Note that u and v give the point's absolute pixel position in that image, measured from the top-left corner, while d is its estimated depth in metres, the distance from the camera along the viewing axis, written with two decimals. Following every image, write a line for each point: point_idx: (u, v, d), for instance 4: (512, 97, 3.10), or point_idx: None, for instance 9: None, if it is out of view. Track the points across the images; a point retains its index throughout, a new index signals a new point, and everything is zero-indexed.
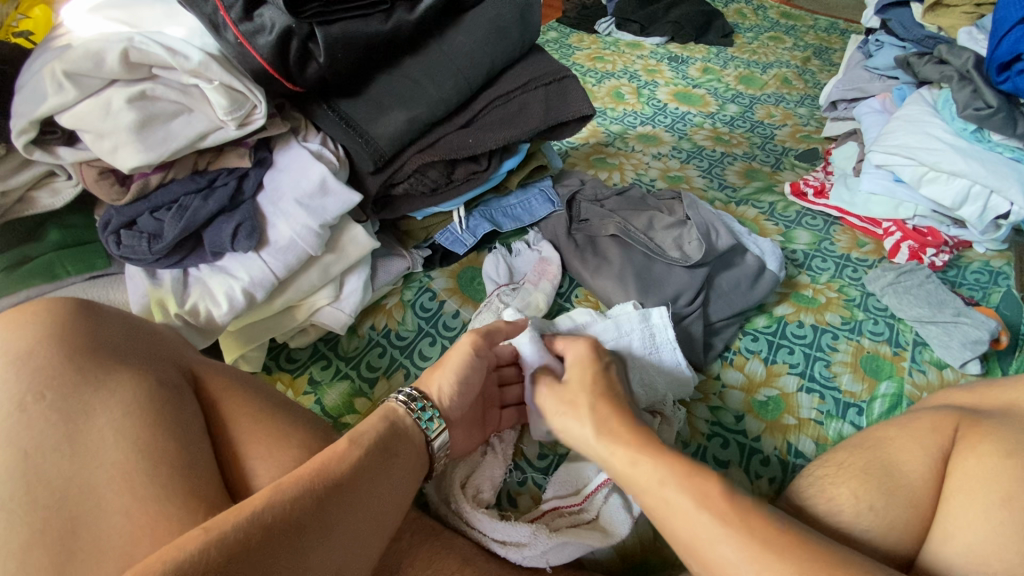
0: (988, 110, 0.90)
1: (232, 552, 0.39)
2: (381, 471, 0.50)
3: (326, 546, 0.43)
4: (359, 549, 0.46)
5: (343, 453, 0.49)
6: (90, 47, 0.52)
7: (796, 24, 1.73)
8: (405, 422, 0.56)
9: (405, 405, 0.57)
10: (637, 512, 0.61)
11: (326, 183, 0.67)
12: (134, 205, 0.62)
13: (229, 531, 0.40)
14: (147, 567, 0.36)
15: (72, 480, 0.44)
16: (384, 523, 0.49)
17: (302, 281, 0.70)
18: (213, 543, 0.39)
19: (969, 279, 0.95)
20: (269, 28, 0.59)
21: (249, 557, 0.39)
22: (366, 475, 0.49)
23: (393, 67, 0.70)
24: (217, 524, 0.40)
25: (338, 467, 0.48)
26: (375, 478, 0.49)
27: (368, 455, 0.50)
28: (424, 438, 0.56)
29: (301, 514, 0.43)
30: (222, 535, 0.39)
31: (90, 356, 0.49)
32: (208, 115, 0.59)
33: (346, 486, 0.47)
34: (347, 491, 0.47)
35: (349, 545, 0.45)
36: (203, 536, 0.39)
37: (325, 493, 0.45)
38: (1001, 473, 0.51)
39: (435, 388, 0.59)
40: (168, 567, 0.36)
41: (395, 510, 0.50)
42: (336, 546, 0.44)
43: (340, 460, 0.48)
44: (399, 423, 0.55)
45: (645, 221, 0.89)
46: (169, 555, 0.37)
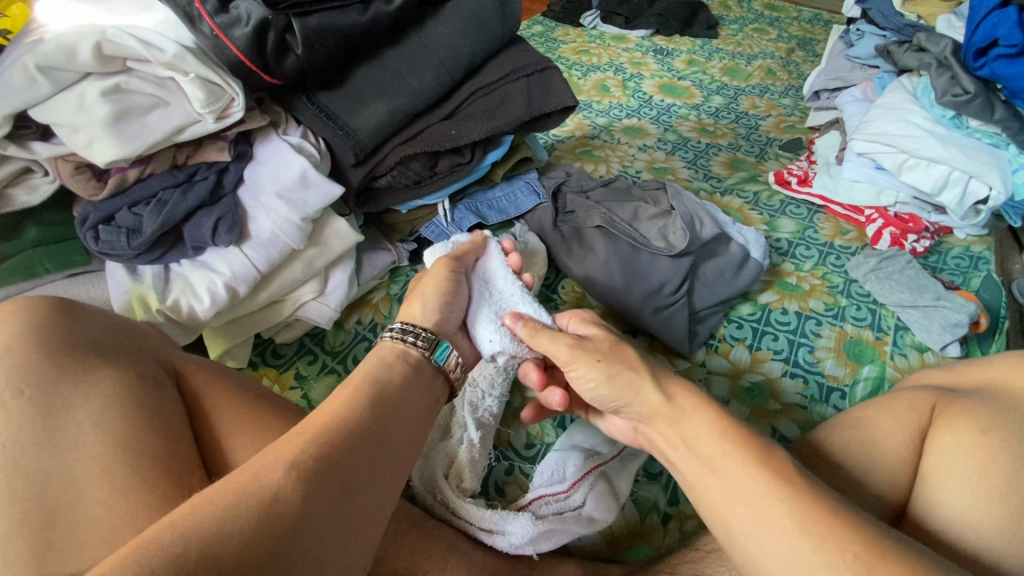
0: (966, 95, 0.91)
1: (242, 509, 0.36)
2: (385, 411, 0.47)
3: (344, 481, 0.41)
4: (379, 479, 0.44)
5: (339, 397, 0.47)
6: (62, 39, 0.52)
7: (780, 16, 1.74)
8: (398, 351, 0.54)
9: (394, 336, 0.55)
10: (622, 496, 0.63)
11: (307, 176, 0.66)
12: (112, 200, 0.61)
13: (235, 493, 0.37)
14: (153, 536, 0.34)
15: (51, 472, 0.43)
16: (400, 453, 0.46)
17: (286, 274, 0.70)
18: (210, 515, 0.35)
19: (949, 264, 0.97)
20: (245, 20, 0.58)
21: (261, 509, 0.36)
22: (368, 415, 0.46)
23: (372, 59, 0.70)
24: (212, 496, 0.37)
25: (338, 410, 0.45)
26: (382, 414, 0.47)
27: (365, 390, 0.48)
28: (422, 356, 0.54)
29: (299, 458, 0.40)
30: (222, 498, 0.37)
31: (70, 353, 0.49)
32: (185, 108, 0.59)
33: (353, 424, 0.44)
34: (354, 429, 0.44)
35: (367, 484, 0.42)
36: (207, 498, 0.37)
37: (327, 438, 0.42)
38: (977, 449, 0.51)
39: (416, 317, 0.59)
40: (172, 537, 0.34)
41: (409, 441, 0.48)
42: (355, 478, 0.42)
43: (336, 404, 0.46)
44: (388, 353, 0.53)
45: (630, 211, 0.90)
46: (166, 533, 0.34)
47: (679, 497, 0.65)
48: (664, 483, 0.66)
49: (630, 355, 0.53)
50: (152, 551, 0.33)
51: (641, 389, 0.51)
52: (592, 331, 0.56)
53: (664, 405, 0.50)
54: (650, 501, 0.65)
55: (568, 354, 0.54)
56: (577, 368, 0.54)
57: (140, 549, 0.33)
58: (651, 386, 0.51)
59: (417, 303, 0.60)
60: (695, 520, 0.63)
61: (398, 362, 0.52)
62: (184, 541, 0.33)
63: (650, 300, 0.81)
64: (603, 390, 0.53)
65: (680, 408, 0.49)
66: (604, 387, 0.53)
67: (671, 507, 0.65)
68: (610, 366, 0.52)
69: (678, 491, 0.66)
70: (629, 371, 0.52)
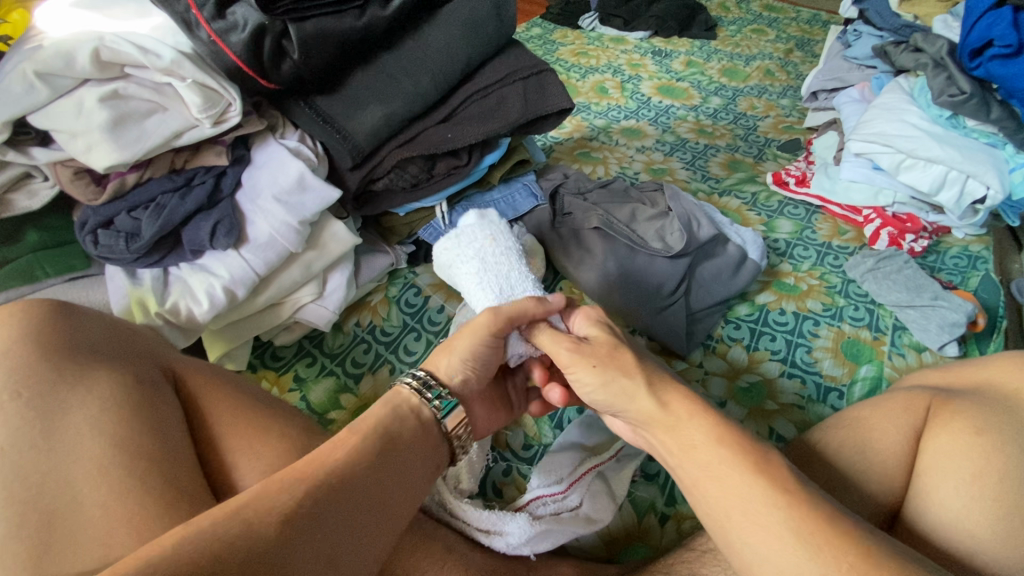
0: (962, 95, 0.91)
1: (220, 551, 0.36)
2: (387, 473, 0.47)
3: (325, 538, 0.41)
4: (363, 541, 0.43)
5: (340, 443, 0.47)
6: (61, 46, 0.53)
7: (779, 17, 1.75)
8: (412, 405, 0.53)
9: (412, 387, 0.55)
10: (620, 496, 0.63)
11: (304, 179, 0.67)
12: (111, 205, 0.62)
13: (216, 530, 0.37)
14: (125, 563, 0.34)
15: (48, 475, 0.44)
16: (388, 515, 0.46)
17: (284, 277, 0.70)
18: (197, 549, 0.36)
19: (948, 264, 0.97)
20: (242, 26, 0.59)
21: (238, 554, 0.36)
22: (365, 475, 0.46)
23: (369, 63, 0.70)
24: (203, 530, 0.37)
25: (337, 460, 0.46)
26: (378, 473, 0.47)
27: (368, 439, 0.48)
28: (433, 417, 0.54)
29: (295, 513, 0.41)
30: (204, 532, 0.37)
31: (67, 356, 0.49)
32: (183, 113, 0.59)
33: (346, 478, 0.44)
34: (345, 485, 0.44)
35: (353, 552, 0.42)
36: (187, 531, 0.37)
37: (326, 493, 0.43)
38: (971, 450, 0.51)
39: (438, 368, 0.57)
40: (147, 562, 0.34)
41: (401, 504, 0.48)
42: (336, 534, 0.42)
43: (336, 450, 0.46)
44: (403, 406, 0.53)
45: (627, 213, 0.90)
46: (149, 560, 0.34)
47: (677, 498, 0.65)
48: (661, 484, 0.66)
49: (626, 360, 0.52)
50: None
51: (636, 396, 0.50)
52: (594, 332, 0.56)
53: (658, 412, 0.49)
54: (648, 502, 0.65)
55: (568, 357, 0.54)
56: (576, 372, 0.54)
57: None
58: (645, 393, 0.50)
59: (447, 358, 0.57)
60: (692, 520, 0.63)
61: (410, 417, 0.52)
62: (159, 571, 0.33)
63: (647, 302, 0.82)
64: (599, 394, 0.53)
65: (676, 416, 0.48)
66: (599, 391, 0.53)
67: (669, 508, 0.65)
68: (604, 372, 0.52)
69: (675, 493, 0.66)
70: (623, 377, 0.52)
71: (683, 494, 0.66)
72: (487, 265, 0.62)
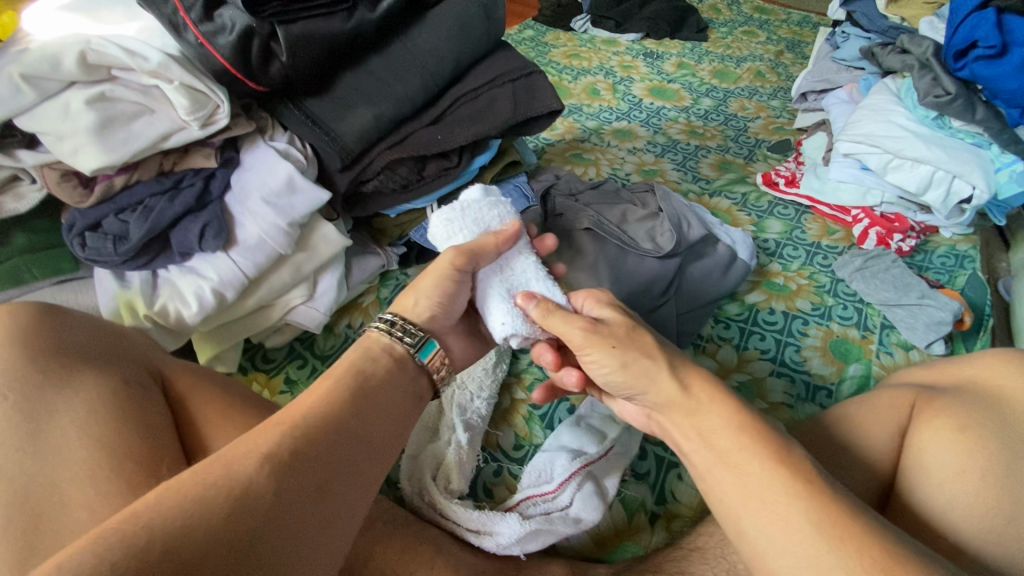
0: (947, 96, 0.92)
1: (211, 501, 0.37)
2: (366, 409, 0.48)
3: (316, 478, 0.41)
4: (354, 483, 0.44)
5: (318, 390, 0.48)
6: (48, 49, 0.53)
7: (769, 19, 1.76)
8: (383, 341, 0.54)
9: (380, 328, 0.56)
10: (610, 496, 0.63)
11: (293, 181, 0.67)
12: (99, 207, 0.62)
13: (205, 484, 0.38)
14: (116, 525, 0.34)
15: (35, 478, 0.44)
16: (376, 457, 0.47)
17: (274, 279, 0.70)
18: (179, 504, 0.36)
19: (935, 263, 0.98)
20: (229, 28, 0.59)
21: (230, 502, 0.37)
22: (349, 416, 0.46)
23: (359, 65, 0.71)
24: (183, 485, 0.37)
25: (316, 405, 0.46)
26: (363, 415, 0.47)
27: (348, 385, 0.49)
28: (406, 351, 0.55)
29: (275, 453, 0.41)
30: (191, 486, 0.37)
31: (53, 358, 0.49)
32: (171, 115, 0.59)
33: (330, 420, 0.45)
34: (330, 428, 0.45)
35: (344, 483, 0.43)
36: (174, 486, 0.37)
37: (304, 434, 0.43)
38: (955, 447, 0.52)
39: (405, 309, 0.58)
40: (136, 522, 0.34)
41: (387, 447, 0.49)
42: (327, 474, 0.42)
43: (315, 397, 0.47)
44: (374, 347, 0.54)
45: (618, 214, 0.90)
46: (131, 519, 0.34)
47: (666, 497, 0.66)
48: (651, 483, 0.67)
49: (647, 342, 0.52)
50: (111, 537, 0.33)
51: (657, 377, 0.50)
52: (608, 314, 0.55)
53: (680, 395, 0.49)
54: (638, 501, 0.66)
55: (581, 338, 0.52)
56: (591, 353, 0.52)
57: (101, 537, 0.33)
58: (667, 375, 0.50)
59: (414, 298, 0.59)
60: (681, 519, 0.64)
61: (381, 354, 0.53)
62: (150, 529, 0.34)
63: (637, 302, 0.82)
64: (617, 376, 0.52)
65: (697, 400, 0.48)
66: (619, 373, 0.52)
67: (658, 507, 0.65)
68: (625, 352, 0.51)
69: (665, 492, 0.66)
70: (644, 358, 0.51)
71: (672, 493, 0.66)
72: (492, 248, 0.61)
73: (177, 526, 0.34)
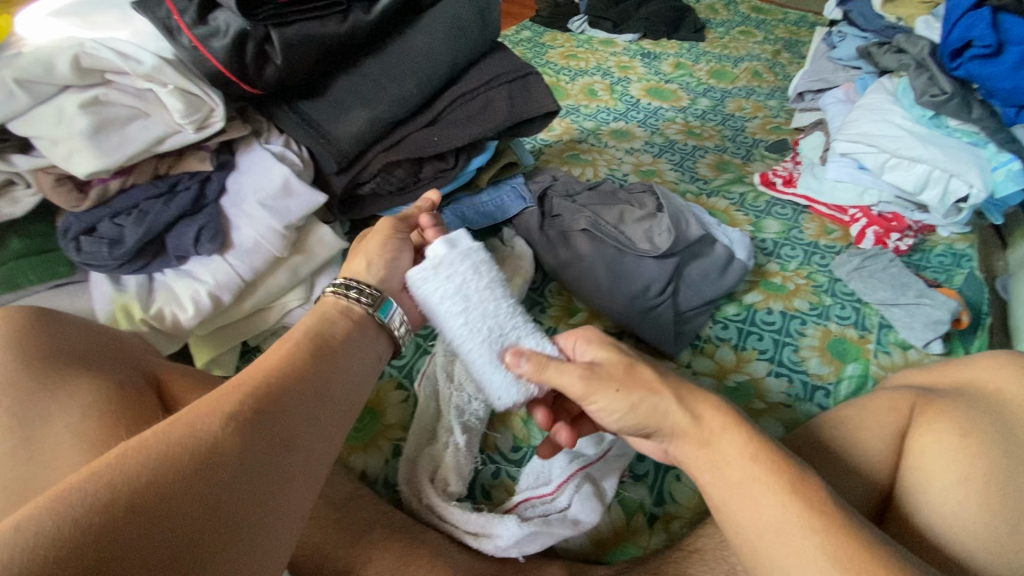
0: (943, 96, 0.92)
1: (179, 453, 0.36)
2: (327, 367, 0.49)
3: (284, 426, 0.42)
4: (320, 434, 0.45)
5: (278, 352, 0.48)
6: (41, 53, 0.52)
7: (766, 19, 1.76)
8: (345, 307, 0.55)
9: (336, 292, 0.57)
10: (608, 498, 0.63)
11: (289, 184, 0.67)
12: (94, 211, 0.61)
13: (170, 437, 0.37)
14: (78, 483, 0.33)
15: (30, 484, 0.44)
16: (339, 411, 0.48)
17: (270, 282, 0.70)
18: (143, 459, 0.35)
19: (933, 263, 0.98)
20: (224, 31, 0.59)
21: (199, 453, 0.37)
22: (311, 372, 0.47)
23: (353, 68, 0.70)
24: (145, 442, 0.37)
25: (278, 364, 0.46)
26: (324, 374, 0.48)
27: (308, 346, 0.49)
28: (365, 311, 0.56)
29: (237, 410, 0.41)
30: (154, 441, 0.37)
31: (50, 363, 0.49)
32: (165, 119, 0.59)
33: (291, 375, 0.46)
34: (291, 385, 0.45)
35: (310, 433, 0.44)
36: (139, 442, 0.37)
37: (266, 392, 0.43)
38: (953, 449, 0.52)
39: (361, 273, 0.59)
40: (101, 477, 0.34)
41: (350, 402, 0.50)
42: (293, 424, 0.43)
43: (276, 358, 0.47)
44: (331, 311, 0.54)
45: (615, 215, 0.90)
46: (96, 474, 0.34)
47: (665, 498, 0.66)
48: (650, 484, 0.67)
49: (650, 378, 0.51)
50: (74, 496, 0.32)
51: (667, 411, 0.49)
52: (604, 355, 0.54)
53: (692, 426, 0.49)
54: (636, 502, 0.66)
55: (582, 385, 0.52)
56: (595, 400, 0.52)
57: (63, 497, 0.32)
58: (677, 409, 0.49)
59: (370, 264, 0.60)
60: (680, 520, 0.64)
61: (340, 317, 0.54)
62: (118, 481, 0.34)
63: (635, 302, 0.82)
64: (627, 419, 0.51)
65: (709, 430, 0.48)
66: (627, 415, 0.51)
67: (657, 508, 0.65)
68: (629, 394, 0.50)
69: (663, 492, 0.66)
70: (651, 396, 0.50)
71: (671, 494, 0.66)
72: (472, 302, 0.56)
73: (145, 478, 0.34)
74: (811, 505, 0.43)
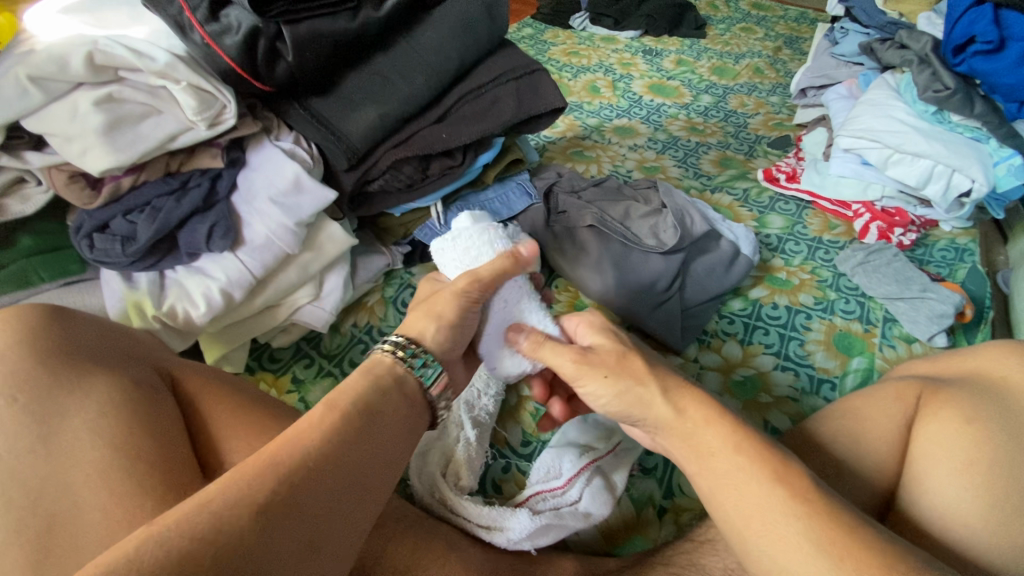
0: (946, 91, 0.93)
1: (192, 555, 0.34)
2: (368, 439, 0.45)
3: (307, 524, 0.39)
4: (348, 524, 0.42)
5: (319, 419, 0.44)
6: (54, 51, 0.52)
7: (767, 15, 1.76)
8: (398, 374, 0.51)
9: (391, 355, 0.52)
10: (619, 491, 0.63)
11: (300, 181, 0.67)
12: (107, 209, 0.62)
13: (187, 533, 0.35)
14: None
15: (49, 480, 0.44)
16: (375, 489, 0.44)
17: (280, 279, 0.70)
18: (160, 562, 0.33)
19: (936, 257, 0.98)
20: (236, 28, 0.59)
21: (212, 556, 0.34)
22: (349, 447, 0.43)
23: (362, 64, 0.71)
24: (167, 536, 0.35)
25: (318, 438, 0.43)
26: (364, 447, 0.44)
27: (349, 415, 0.45)
28: (416, 384, 0.52)
29: (267, 501, 0.38)
30: (170, 535, 0.34)
31: (66, 359, 0.49)
32: (178, 116, 0.59)
33: (328, 454, 0.42)
34: (324, 469, 0.41)
35: (335, 525, 0.41)
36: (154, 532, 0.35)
37: (301, 479, 0.40)
38: (960, 438, 0.52)
39: (419, 331, 0.55)
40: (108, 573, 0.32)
41: (387, 475, 0.46)
42: (318, 517, 0.40)
43: (315, 426, 0.43)
44: (386, 377, 0.50)
45: (621, 211, 0.90)
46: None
47: (674, 491, 0.67)
48: (659, 477, 0.68)
49: (638, 368, 0.53)
50: None
51: (650, 403, 0.51)
52: (600, 341, 0.56)
53: (673, 419, 0.50)
54: (646, 495, 0.66)
55: (573, 369, 0.54)
56: (585, 383, 0.54)
57: None
58: (661, 400, 0.50)
59: (432, 323, 0.56)
60: (690, 513, 0.64)
61: (392, 386, 0.50)
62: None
63: (642, 297, 0.83)
64: (613, 405, 0.53)
65: (692, 423, 0.49)
66: (615, 401, 0.53)
67: (666, 500, 0.66)
68: (617, 382, 0.52)
69: (673, 485, 0.67)
70: (637, 386, 0.52)
71: (681, 487, 0.67)
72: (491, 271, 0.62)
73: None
74: (825, 495, 0.44)
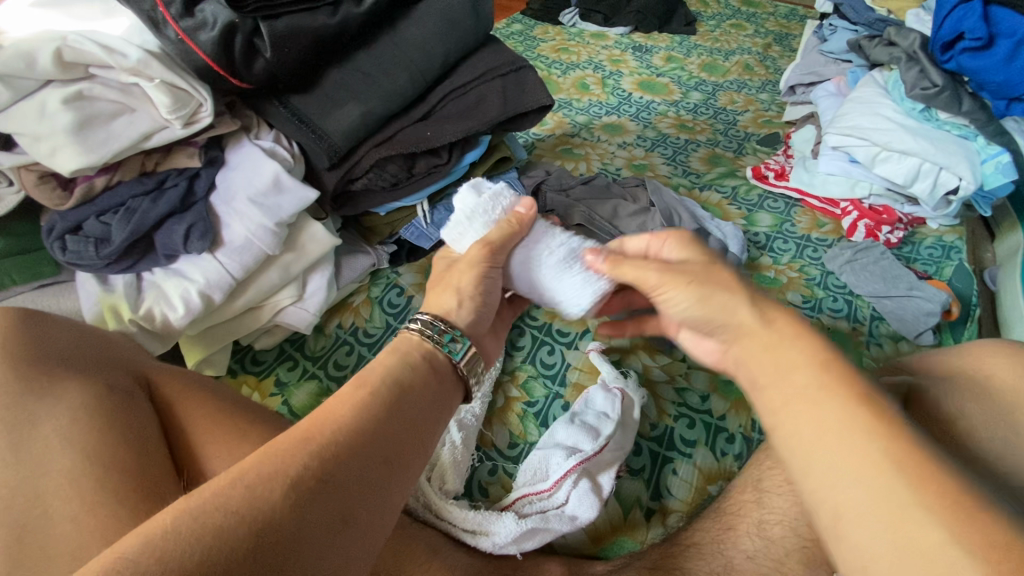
0: (935, 88, 0.93)
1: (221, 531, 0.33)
2: (400, 417, 0.44)
3: (338, 503, 0.38)
4: (379, 506, 0.40)
5: (346, 395, 0.43)
6: (21, 47, 0.51)
7: (757, 12, 1.76)
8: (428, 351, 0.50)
9: (419, 330, 0.51)
10: (606, 493, 0.62)
11: (279, 180, 0.66)
12: (79, 209, 0.60)
13: (217, 510, 0.34)
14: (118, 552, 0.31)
15: (18, 490, 0.43)
16: (406, 469, 0.43)
17: (262, 280, 0.69)
18: (192, 535, 0.33)
19: (923, 255, 0.99)
20: (211, 24, 0.58)
21: (244, 535, 0.33)
22: (379, 426, 0.42)
23: (344, 61, 0.69)
24: (202, 510, 0.34)
25: (347, 416, 0.42)
26: (393, 425, 0.43)
27: (376, 392, 0.44)
28: (446, 361, 0.51)
29: (299, 478, 0.37)
30: (200, 510, 0.34)
31: (36, 366, 0.48)
32: (152, 114, 0.58)
33: (358, 433, 0.41)
34: (354, 448, 0.40)
35: (367, 506, 0.39)
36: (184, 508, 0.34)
37: (332, 456, 0.39)
38: (944, 439, 0.52)
39: (451, 311, 0.54)
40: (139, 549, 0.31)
41: (417, 456, 0.45)
42: (351, 498, 0.38)
43: (344, 404, 0.43)
44: (413, 355, 0.49)
45: (609, 209, 0.90)
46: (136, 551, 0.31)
47: (662, 492, 0.66)
48: (647, 479, 0.67)
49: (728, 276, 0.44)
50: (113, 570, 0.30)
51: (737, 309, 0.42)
52: (689, 255, 0.48)
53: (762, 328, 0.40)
54: (633, 497, 0.66)
55: (657, 277, 0.46)
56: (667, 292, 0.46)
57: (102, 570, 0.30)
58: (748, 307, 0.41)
59: (453, 297, 0.55)
60: (677, 514, 0.64)
61: (421, 361, 0.49)
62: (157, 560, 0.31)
63: None
64: (696, 310, 0.44)
65: (780, 333, 0.39)
66: (696, 309, 0.44)
67: (654, 502, 0.66)
68: (704, 286, 0.44)
69: (660, 487, 0.67)
70: (724, 293, 0.43)
71: (669, 488, 0.66)
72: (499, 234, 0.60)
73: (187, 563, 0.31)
74: None
